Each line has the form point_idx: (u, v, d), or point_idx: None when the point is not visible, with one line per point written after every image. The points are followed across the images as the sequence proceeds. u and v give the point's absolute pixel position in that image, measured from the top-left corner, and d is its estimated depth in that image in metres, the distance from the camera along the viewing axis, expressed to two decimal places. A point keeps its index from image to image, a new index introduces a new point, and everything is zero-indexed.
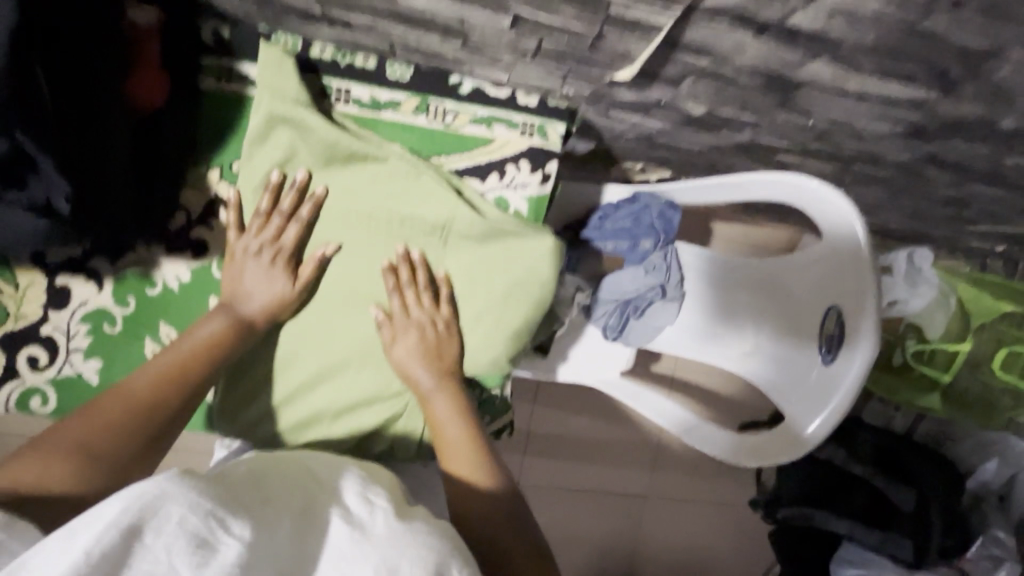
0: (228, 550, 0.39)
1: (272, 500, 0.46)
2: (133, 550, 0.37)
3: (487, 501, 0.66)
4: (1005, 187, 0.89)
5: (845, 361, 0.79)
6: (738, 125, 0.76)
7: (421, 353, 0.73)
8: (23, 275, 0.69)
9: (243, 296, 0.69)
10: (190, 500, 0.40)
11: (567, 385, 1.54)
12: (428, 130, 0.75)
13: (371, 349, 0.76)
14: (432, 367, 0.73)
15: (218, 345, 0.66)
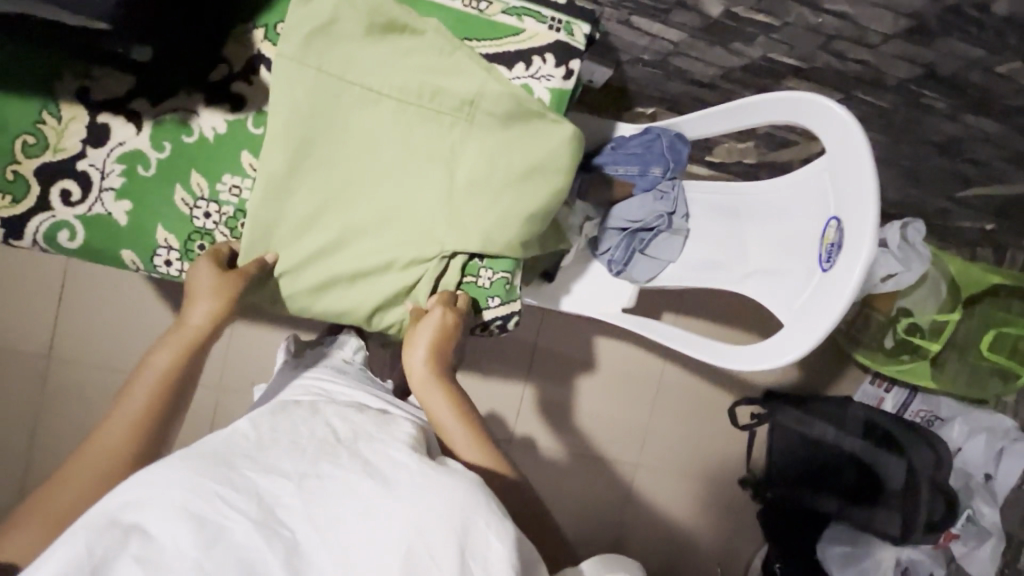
0: (234, 526, 0.43)
1: (280, 466, 0.49)
2: (132, 540, 0.40)
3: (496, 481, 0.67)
4: (996, 126, 0.94)
5: (845, 265, 0.82)
6: (752, 33, 0.81)
7: (431, 351, 0.77)
8: (66, 108, 0.71)
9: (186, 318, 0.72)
10: (190, 487, 0.44)
11: (566, 344, 1.53)
12: (462, 13, 0.80)
13: (391, 218, 0.79)
14: (439, 364, 0.77)
15: (182, 366, 0.69)
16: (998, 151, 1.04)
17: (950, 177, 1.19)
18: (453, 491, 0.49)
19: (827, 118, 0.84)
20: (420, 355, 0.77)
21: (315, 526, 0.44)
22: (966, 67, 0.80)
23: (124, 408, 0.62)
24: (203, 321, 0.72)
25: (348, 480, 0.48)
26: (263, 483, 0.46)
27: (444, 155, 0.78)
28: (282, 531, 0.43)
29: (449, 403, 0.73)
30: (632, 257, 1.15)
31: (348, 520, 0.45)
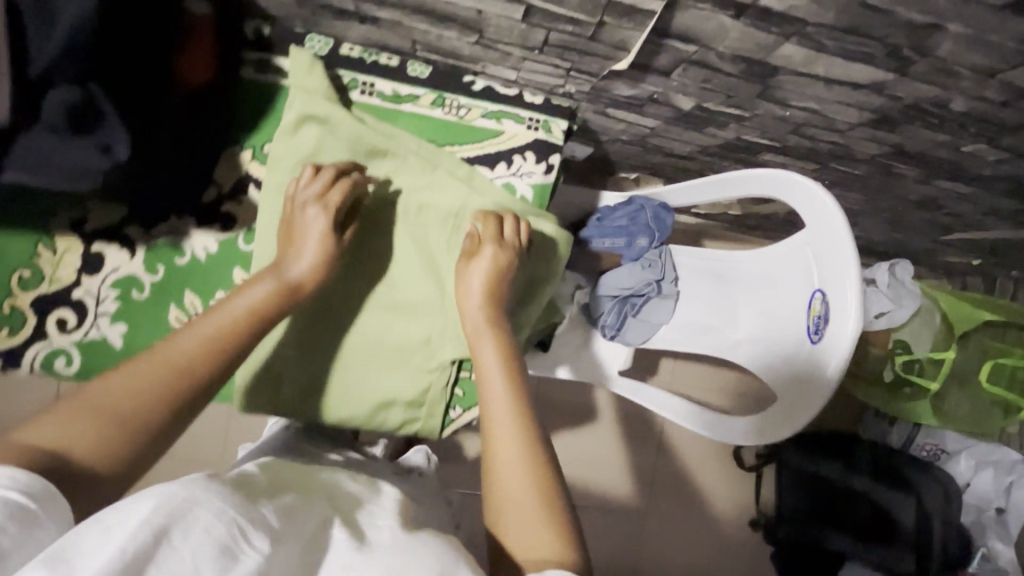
0: (250, 560, 0.39)
1: (289, 514, 0.46)
2: (159, 550, 0.36)
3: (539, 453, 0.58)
4: (972, 189, 0.96)
5: (831, 341, 0.84)
6: (725, 120, 0.84)
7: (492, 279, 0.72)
8: (61, 240, 0.73)
9: (291, 262, 0.67)
10: (216, 507, 0.40)
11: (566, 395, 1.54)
12: (443, 121, 0.82)
13: (385, 333, 0.80)
14: (494, 311, 0.71)
15: (267, 309, 0.63)
16: (977, 208, 1.05)
17: (929, 225, 1.22)
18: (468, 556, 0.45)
19: (804, 196, 0.87)
20: (476, 299, 0.71)
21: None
22: (933, 152, 0.81)
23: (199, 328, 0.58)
24: (304, 273, 0.67)
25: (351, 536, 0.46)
26: (275, 524, 0.43)
27: (432, 265, 0.80)
28: None
29: (499, 354, 0.66)
30: (625, 325, 1.13)
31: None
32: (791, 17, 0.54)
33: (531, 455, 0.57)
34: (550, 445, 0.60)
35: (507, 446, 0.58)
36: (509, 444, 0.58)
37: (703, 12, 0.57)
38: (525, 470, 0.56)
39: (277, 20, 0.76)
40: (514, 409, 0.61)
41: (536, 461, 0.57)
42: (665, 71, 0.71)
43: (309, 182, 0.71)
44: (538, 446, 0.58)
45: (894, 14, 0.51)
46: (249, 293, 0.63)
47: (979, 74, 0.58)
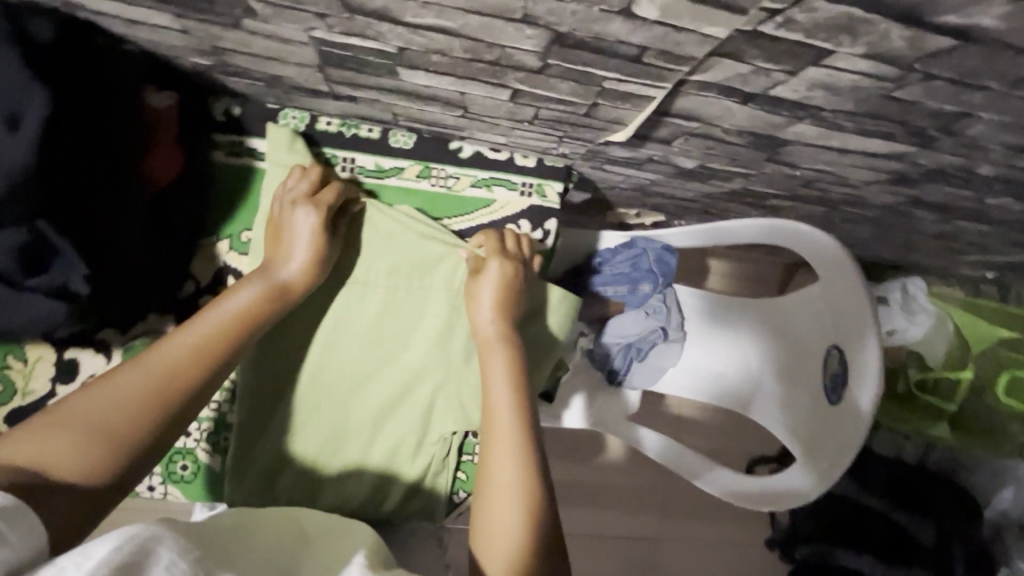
0: None
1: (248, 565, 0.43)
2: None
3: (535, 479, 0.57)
4: (990, 226, 0.91)
5: (850, 404, 0.80)
6: (729, 175, 0.79)
7: (502, 288, 0.69)
8: (31, 350, 0.69)
9: (281, 261, 0.64)
10: (174, 549, 0.37)
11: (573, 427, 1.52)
12: (430, 193, 0.77)
13: (385, 409, 0.75)
14: (504, 323, 0.68)
15: (256, 314, 0.60)
16: (995, 239, 1.00)
17: (943, 249, 1.17)
18: None
19: (816, 253, 0.85)
20: (487, 308, 0.69)
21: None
22: (953, 202, 0.76)
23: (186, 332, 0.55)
24: (295, 276, 0.64)
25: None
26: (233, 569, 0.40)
27: (425, 346, 0.75)
28: None
29: (508, 368, 0.64)
30: (629, 370, 1.10)
31: None
32: (806, 103, 0.49)
33: (523, 471, 0.57)
34: (543, 467, 0.59)
35: (499, 464, 0.58)
36: (502, 462, 0.58)
37: (708, 98, 0.51)
38: (514, 494, 0.55)
39: (248, 99, 0.71)
40: (514, 428, 0.60)
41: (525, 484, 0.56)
42: (665, 140, 0.66)
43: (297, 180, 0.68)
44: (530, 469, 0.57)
45: (921, 104, 0.45)
46: (235, 298, 0.60)
47: (1011, 149, 0.53)
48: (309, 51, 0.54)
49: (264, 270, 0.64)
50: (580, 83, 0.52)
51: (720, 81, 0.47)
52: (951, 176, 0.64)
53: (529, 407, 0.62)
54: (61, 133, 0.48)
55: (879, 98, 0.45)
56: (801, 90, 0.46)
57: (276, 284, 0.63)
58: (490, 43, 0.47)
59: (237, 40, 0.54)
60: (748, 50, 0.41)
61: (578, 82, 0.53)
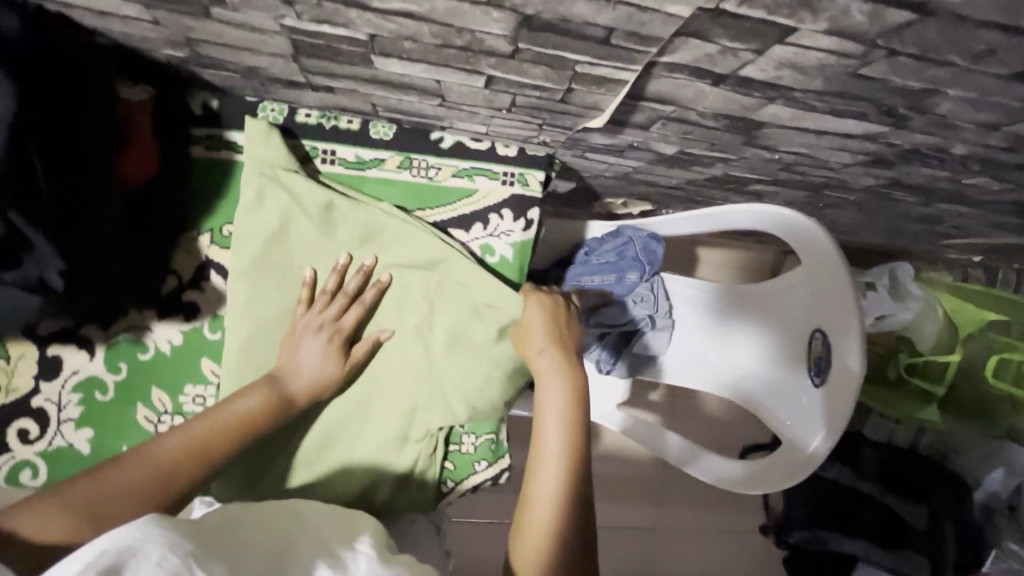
0: None
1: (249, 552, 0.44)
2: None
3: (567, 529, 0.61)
4: (972, 208, 0.92)
5: (837, 385, 0.81)
6: (711, 161, 0.79)
7: (552, 331, 0.71)
8: (13, 347, 0.69)
9: (291, 372, 0.69)
10: (166, 542, 0.39)
11: None
12: (412, 184, 0.77)
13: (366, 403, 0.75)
14: (562, 358, 0.70)
15: (258, 421, 0.65)
16: (978, 222, 1.01)
17: (929, 233, 1.18)
18: None
19: (801, 236, 0.85)
20: (540, 341, 0.70)
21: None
22: (932, 183, 0.76)
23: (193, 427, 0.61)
24: (301, 390, 0.69)
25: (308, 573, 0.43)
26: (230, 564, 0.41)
27: (408, 337, 0.74)
28: None
29: (563, 405, 0.66)
30: (618, 356, 1.08)
31: None
32: (776, 84, 0.49)
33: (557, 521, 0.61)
34: (578, 518, 0.62)
35: (546, 499, 0.62)
36: (549, 496, 0.62)
37: (680, 80, 0.52)
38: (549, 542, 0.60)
39: (226, 93, 0.70)
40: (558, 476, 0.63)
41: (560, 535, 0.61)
42: (643, 125, 0.67)
43: (320, 304, 0.71)
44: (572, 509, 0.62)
45: (888, 82, 0.46)
46: (242, 401, 0.65)
47: (981, 127, 0.54)
48: (281, 40, 0.54)
49: (271, 376, 0.68)
50: (552, 68, 0.53)
51: (690, 62, 0.48)
52: (926, 156, 0.65)
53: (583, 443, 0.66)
54: (27, 129, 0.47)
55: (846, 76, 0.46)
56: (770, 70, 0.47)
57: (279, 395, 0.67)
58: (460, 27, 0.47)
59: (209, 31, 0.54)
60: (715, 29, 0.41)
61: (550, 66, 0.53)
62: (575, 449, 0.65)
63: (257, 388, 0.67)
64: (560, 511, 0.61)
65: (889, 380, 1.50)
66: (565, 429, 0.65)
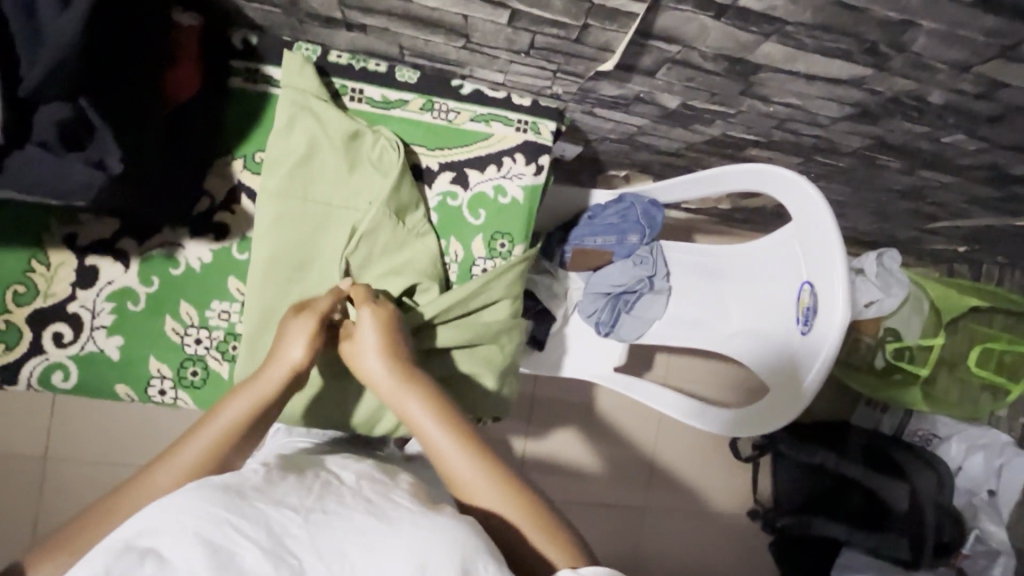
0: (241, 553, 0.43)
1: (290, 498, 0.49)
2: (148, 564, 0.42)
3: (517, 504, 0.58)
4: (951, 179, 0.98)
5: (822, 328, 0.85)
6: (710, 118, 0.85)
7: (378, 338, 0.67)
8: (54, 255, 0.73)
9: (271, 371, 0.65)
10: (200, 515, 0.45)
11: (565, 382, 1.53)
12: (433, 125, 0.82)
13: None
14: (399, 363, 0.66)
15: (239, 430, 0.62)
16: (959, 197, 1.08)
17: (914, 214, 1.24)
18: (454, 533, 0.48)
19: (792, 192, 0.89)
20: (374, 358, 0.66)
21: (322, 559, 0.44)
22: (913, 143, 0.82)
23: (178, 457, 0.58)
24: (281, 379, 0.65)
25: (350, 514, 0.48)
26: (271, 512, 0.46)
27: (403, 269, 0.78)
28: (289, 559, 0.43)
29: (425, 406, 0.63)
30: (618, 320, 1.15)
31: (351, 554, 0.44)
32: (771, 15, 0.56)
33: (507, 496, 0.58)
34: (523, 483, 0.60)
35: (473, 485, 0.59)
36: (472, 481, 0.59)
37: (685, 13, 0.58)
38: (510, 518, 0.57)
39: (265, 30, 0.76)
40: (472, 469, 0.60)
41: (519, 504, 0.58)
42: (650, 71, 0.73)
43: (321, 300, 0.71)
44: (507, 472, 0.60)
45: (866, 10, 0.53)
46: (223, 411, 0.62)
47: (954, 68, 0.60)
48: None
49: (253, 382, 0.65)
50: None
51: None
52: (906, 109, 0.71)
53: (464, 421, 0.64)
54: (100, 24, 0.51)
55: (829, 4, 0.53)
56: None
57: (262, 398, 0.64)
58: None
59: None
60: None
61: None
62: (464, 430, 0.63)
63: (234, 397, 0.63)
64: (491, 480, 0.59)
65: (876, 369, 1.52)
66: (442, 423, 0.62)
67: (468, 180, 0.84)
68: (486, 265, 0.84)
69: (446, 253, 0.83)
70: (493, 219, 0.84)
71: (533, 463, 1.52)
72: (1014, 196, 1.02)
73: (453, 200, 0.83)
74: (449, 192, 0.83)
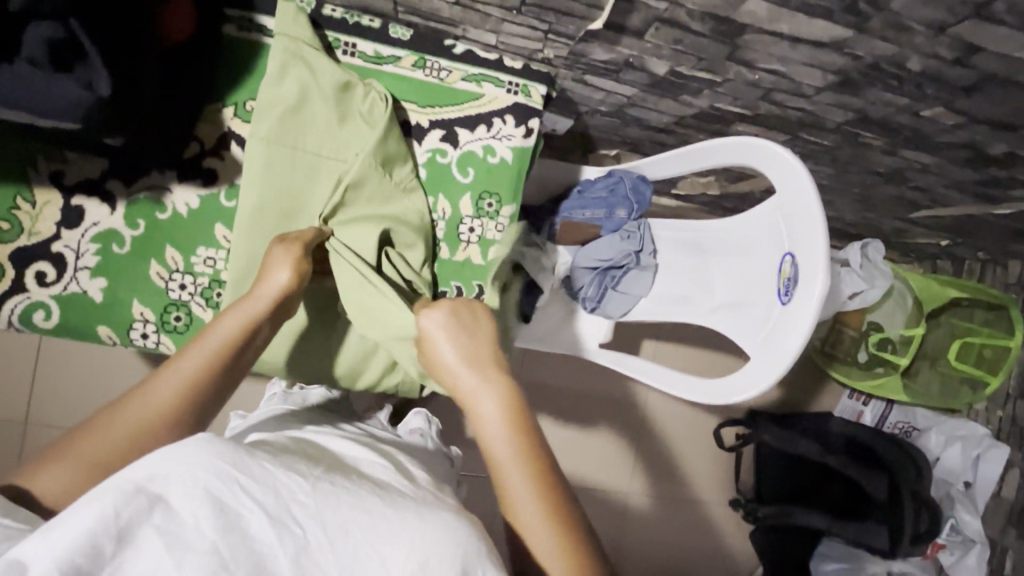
0: (252, 519, 0.39)
1: (296, 467, 0.45)
2: (157, 513, 0.36)
3: (574, 566, 0.52)
4: (934, 158, 1.00)
5: (802, 299, 0.86)
6: (698, 87, 0.87)
7: (465, 344, 0.65)
8: (40, 193, 0.73)
9: (262, 287, 0.66)
10: (212, 465, 0.40)
11: (552, 357, 1.48)
12: (424, 83, 0.83)
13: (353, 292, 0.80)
14: (487, 368, 0.62)
15: (235, 341, 0.60)
16: (940, 181, 1.10)
17: (898, 202, 1.26)
18: (463, 526, 0.46)
19: (773, 163, 0.90)
20: (454, 355, 0.64)
21: (327, 531, 0.40)
22: (896, 116, 0.84)
23: (179, 367, 0.56)
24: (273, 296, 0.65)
25: (361, 494, 0.44)
26: (280, 477, 0.42)
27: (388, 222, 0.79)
28: (295, 531, 0.39)
29: (505, 414, 0.58)
30: (604, 295, 1.16)
31: (359, 536, 0.41)
32: None
33: (567, 553, 0.52)
34: (588, 541, 0.54)
35: (535, 528, 0.53)
36: (535, 524, 0.53)
37: None
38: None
39: None
40: (537, 509, 0.54)
41: (579, 565, 0.52)
42: (639, 32, 0.74)
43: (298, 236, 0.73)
44: (571, 520, 0.54)
45: None
46: (219, 326, 0.60)
47: (931, 28, 0.63)
48: None
49: (245, 299, 0.64)
50: None
51: None
52: (888, 76, 0.73)
53: (537, 434, 0.58)
54: None
55: None
56: None
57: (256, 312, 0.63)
58: None
59: None
60: None
61: None
62: (533, 442, 0.57)
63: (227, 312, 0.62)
64: (554, 530, 0.53)
65: (861, 363, 1.54)
66: (516, 438, 0.56)
67: (457, 138, 0.84)
68: (474, 224, 0.86)
69: (434, 211, 0.84)
70: (482, 178, 0.85)
71: None
72: (993, 179, 1.05)
73: (442, 157, 0.84)
74: (438, 149, 0.84)
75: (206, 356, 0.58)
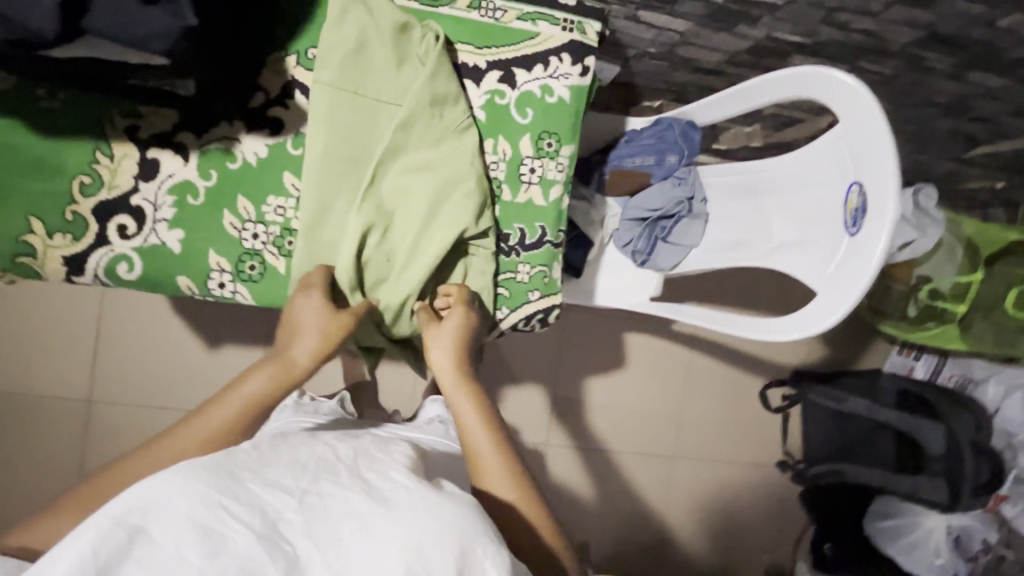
0: (238, 538, 0.38)
1: (282, 473, 0.43)
2: (137, 548, 0.36)
3: (530, 526, 0.60)
4: (1000, 78, 0.98)
5: (873, 228, 0.83)
6: (757, 14, 0.87)
7: (452, 348, 0.75)
8: (117, 147, 0.75)
9: (294, 350, 0.71)
10: (195, 494, 0.39)
11: (593, 320, 1.48)
12: (480, 24, 0.83)
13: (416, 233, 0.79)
14: (462, 369, 0.74)
15: (268, 399, 0.65)
16: (1003, 107, 1.07)
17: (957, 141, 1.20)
18: (456, 513, 0.43)
19: (830, 87, 0.87)
20: (443, 355, 0.75)
21: (316, 545, 0.39)
22: (962, 20, 0.84)
23: (200, 423, 0.60)
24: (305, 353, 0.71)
25: (346, 494, 0.42)
26: (263, 492, 0.40)
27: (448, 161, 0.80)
28: (285, 544, 0.38)
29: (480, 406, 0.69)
30: (654, 246, 1.15)
31: (348, 537, 0.40)
32: None
33: (530, 514, 0.60)
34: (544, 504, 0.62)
35: (501, 499, 0.61)
36: (502, 494, 0.61)
37: None
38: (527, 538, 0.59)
39: None
40: (506, 482, 0.62)
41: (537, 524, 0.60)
42: None
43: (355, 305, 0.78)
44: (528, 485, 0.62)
45: None
46: (246, 384, 0.65)
47: None
48: None
49: (277, 359, 0.69)
50: None
51: None
52: None
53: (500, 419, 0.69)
54: None
55: None
56: None
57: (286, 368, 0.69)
58: None
59: None
60: None
61: None
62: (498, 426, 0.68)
63: (260, 370, 0.67)
64: (515, 497, 0.61)
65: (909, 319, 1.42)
66: (484, 423, 0.67)
67: (515, 79, 0.84)
68: (534, 165, 0.85)
69: (494, 153, 0.84)
70: (540, 118, 0.85)
71: (560, 410, 1.49)
72: None
73: (500, 99, 0.84)
74: (497, 91, 0.84)
75: (231, 413, 0.62)
